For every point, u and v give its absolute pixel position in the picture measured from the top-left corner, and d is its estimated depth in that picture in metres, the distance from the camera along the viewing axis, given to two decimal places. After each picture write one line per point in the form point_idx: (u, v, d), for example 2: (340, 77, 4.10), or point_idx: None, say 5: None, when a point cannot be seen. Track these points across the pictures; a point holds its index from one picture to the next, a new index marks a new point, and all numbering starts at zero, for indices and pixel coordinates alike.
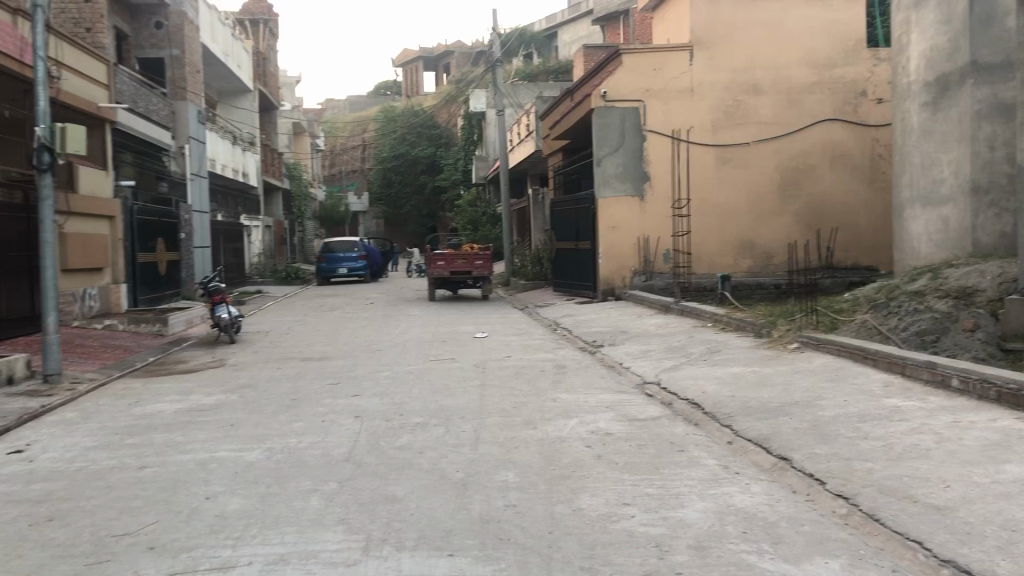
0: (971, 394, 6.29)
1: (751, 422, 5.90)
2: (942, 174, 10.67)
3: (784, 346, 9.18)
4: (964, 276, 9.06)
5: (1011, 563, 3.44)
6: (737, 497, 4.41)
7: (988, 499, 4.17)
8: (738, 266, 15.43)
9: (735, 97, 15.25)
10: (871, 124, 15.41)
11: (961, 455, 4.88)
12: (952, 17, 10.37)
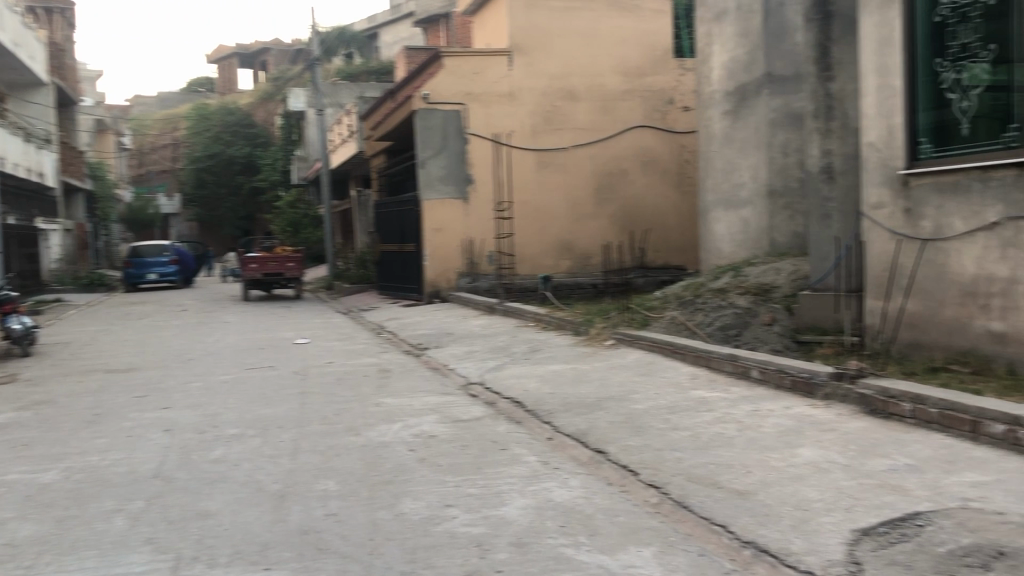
0: (769, 383, 6.75)
1: (570, 418, 6.07)
2: (741, 179, 11.39)
3: (601, 343, 9.50)
4: (762, 274, 9.71)
5: (804, 540, 3.71)
6: (556, 492, 4.52)
7: (784, 481, 4.47)
8: (559, 267, 15.86)
9: (553, 102, 15.64)
10: (678, 131, 16.28)
11: (760, 442, 5.21)
12: (748, 31, 11.16)
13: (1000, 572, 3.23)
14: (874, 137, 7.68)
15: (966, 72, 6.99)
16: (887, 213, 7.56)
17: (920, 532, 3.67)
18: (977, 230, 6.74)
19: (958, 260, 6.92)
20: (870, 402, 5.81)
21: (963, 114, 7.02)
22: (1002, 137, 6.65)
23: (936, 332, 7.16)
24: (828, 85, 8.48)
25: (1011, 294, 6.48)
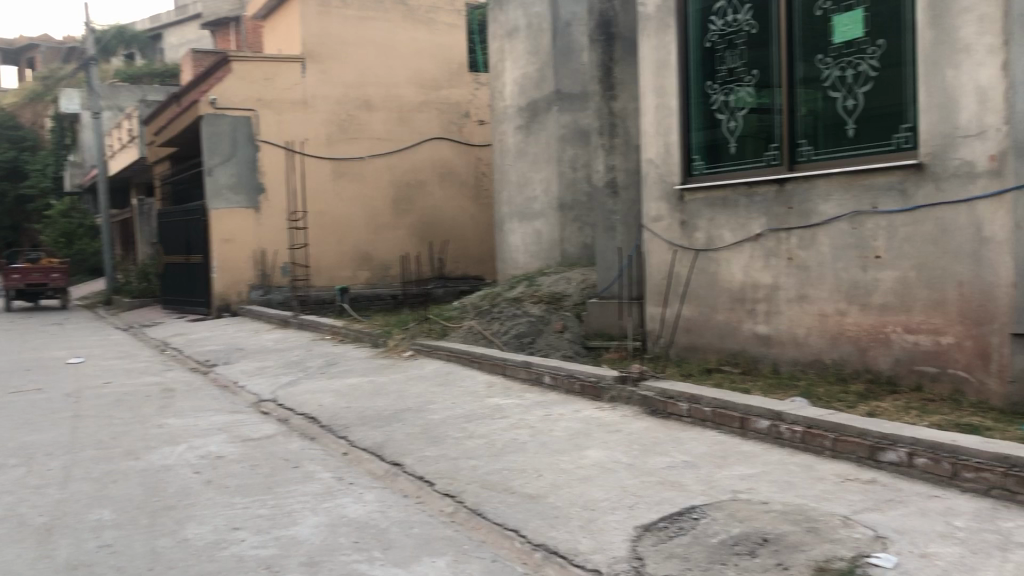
0: (559, 388, 6.98)
1: (366, 431, 5.99)
2: (534, 191, 11.73)
3: (398, 354, 9.47)
4: (554, 283, 10.05)
5: (591, 539, 3.85)
6: (350, 508, 4.45)
7: (572, 483, 4.63)
8: (356, 278, 15.66)
9: (348, 111, 15.48)
10: (474, 143, 16.66)
11: (551, 445, 5.37)
12: (538, 49, 11.54)
13: (765, 558, 3.50)
14: (653, 153, 8.18)
15: (733, 95, 7.54)
16: (666, 225, 8.05)
17: (695, 525, 3.91)
18: (744, 240, 7.29)
19: (728, 269, 7.46)
20: (651, 403, 6.13)
21: (731, 133, 7.56)
22: (764, 155, 7.23)
23: (710, 336, 7.67)
24: (612, 103, 8.93)
25: (774, 299, 7.06)
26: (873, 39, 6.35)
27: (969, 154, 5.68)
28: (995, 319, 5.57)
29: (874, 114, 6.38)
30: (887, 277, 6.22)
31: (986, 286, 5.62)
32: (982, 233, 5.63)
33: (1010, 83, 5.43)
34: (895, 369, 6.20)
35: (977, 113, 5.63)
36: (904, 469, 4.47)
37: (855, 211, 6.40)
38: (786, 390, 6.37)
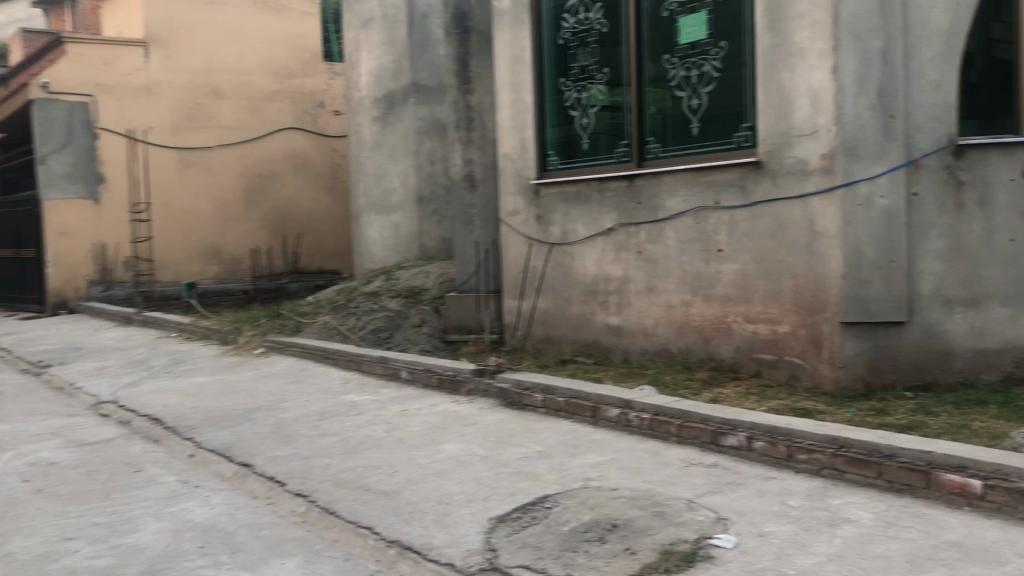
0: (416, 383, 6.94)
1: (214, 432, 5.78)
2: (391, 184, 11.62)
3: (250, 351, 9.18)
4: (412, 277, 9.99)
5: (445, 533, 3.85)
6: (195, 512, 4.27)
7: (428, 478, 4.61)
8: (205, 273, 15.08)
9: (195, 99, 14.88)
10: (329, 134, 16.37)
11: (407, 441, 5.33)
12: (394, 40, 11.43)
13: (613, 543, 3.59)
14: (509, 148, 8.24)
15: (585, 92, 7.69)
16: (522, 219, 8.14)
17: (547, 514, 3.97)
18: (597, 234, 7.46)
19: (582, 262, 7.62)
20: (507, 395, 6.18)
21: (583, 130, 7.71)
22: (615, 152, 7.42)
23: (565, 328, 7.81)
24: (468, 97, 8.94)
25: (625, 292, 7.26)
26: (716, 41, 6.61)
27: (803, 153, 6.01)
28: (827, 308, 5.91)
29: (716, 114, 6.65)
30: (729, 269, 6.50)
31: (818, 277, 5.96)
32: (815, 227, 5.97)
33: (839, 87, 5.78)
34: (736, 357, 6.49)
35: (810, 114, 5.96)
36: (744, 453, 4.69)
37: (700, 206, 6.66)
38: (636, 379, 6.56)
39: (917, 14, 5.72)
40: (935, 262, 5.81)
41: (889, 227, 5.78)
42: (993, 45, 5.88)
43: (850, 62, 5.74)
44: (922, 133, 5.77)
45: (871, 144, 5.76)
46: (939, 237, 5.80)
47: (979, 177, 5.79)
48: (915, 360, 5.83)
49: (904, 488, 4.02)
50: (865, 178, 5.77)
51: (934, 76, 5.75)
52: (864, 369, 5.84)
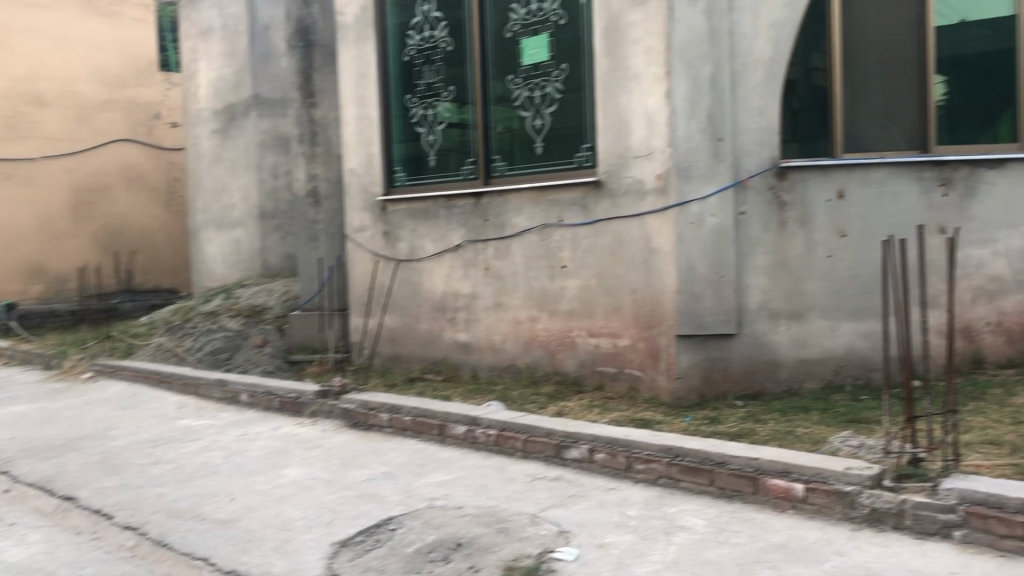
0: (258, 406, 6.72)
1: (33, 464, 5.39)
2: (232, 200, 11.26)
3: (75, 376, 8.62)
4: (253, 296, 9.70)
5: (284, 561, 3.73)
6: (9, 552, 3.97)
7: (268, 504, 4.46)
8: (27, 293, 14.00)
9: (15, 108, 13.76)
10: (165, 146, 15.78)
11: (247, 466, 5.15)
12: (234, 51, 11.09)
13: (458, 562, 3.58)
14: (354, 163, 8.14)
15: (431, 109, 7.71)
16: (368, 236, 8.06)
17: (392, 535, 3.92)
18: (444, 251, 7.48)
19: (429, 279, 7.61)
20: (353, 416, 6.07)
21: (430, 146, 7.73)
22: (462, 169, 7.49)
23: (413, 345, 7.77)
24: (311, 111, 8.77)
25: (473, 308, 7.30)
26: (557, 63, 6.77)
27: (640, 173, 6.24)
28: (663, 322, 6.16)
29: (559, 134, 6.81)
30: (572, 285, 6.65)
31: (655, 292, 6.19)
32: (651, 244, 6.20)
33: (672, 111, 6.04)
34: (580, 371, 6.63)
35: (646, 136, 6.19)
36: (585, 465, 4.80)
37: (543, 224, 6.79)
38: (483, 396, 6.58)
39: (742, 43, 6.06)
40: (761, 277, 6.14)
41: (719, 245, 6.07)
42: (812, 73, 6.29)
43: (682, 87, 6.00)
44: (749, 155, 6.10)
45: (701, 165, 6.05)
46: (765, 254, 6.14)
47: (800, 198, 6.13)
48: (745, 370, 6.13)
49: (734, 494, 4.21)
50: (696, 198, 6.05)
51: (759, 102, 6.10)
52: (698, 380, 6.08)
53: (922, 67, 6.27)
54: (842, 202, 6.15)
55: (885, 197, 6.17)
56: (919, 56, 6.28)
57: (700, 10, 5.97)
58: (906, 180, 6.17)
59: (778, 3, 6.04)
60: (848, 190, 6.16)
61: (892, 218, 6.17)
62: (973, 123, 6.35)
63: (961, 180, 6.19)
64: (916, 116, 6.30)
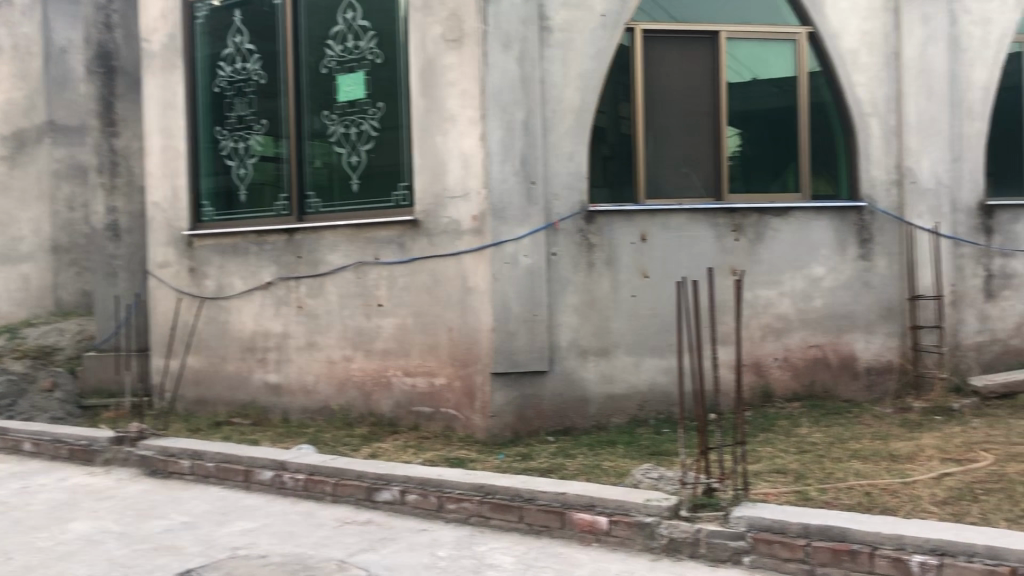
0: (43, 455, 6.21)
1: None
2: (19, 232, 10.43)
3: None
4: (42, 336, 9.02)
5: None
6: None
7: (49, 563, 4.11)
8: None
9: None
10: None
11: (26, 522, 4.72)
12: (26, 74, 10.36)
13: None
14: (159, 196, 7.77)
15: (242, 142, 7.47)
16: (172, 272, 7.69)
17: None
18: (254, 289, 7.25)
19: (238, 318, 7.34)
20: (150, 463, 5.73)
21: (240, 181, 7.48)
22: (275, 205, 7.27)
23: (220, 388, 7.45)
24: (112, 140, 8.31)
25: (284, 348, 7.09)
26: (373, 101, 6.76)
27: (456, 214, 6.31)
28: (478, 360, 6.21)
29: (374, 172, 6.77)
30: (387, 324, 6.61)
31: (470, 331, 6.26)
32: (466, 284, 6.27)
33: (486, 153, 6.15)
34: (395, 412, 6.57)
35: (461, 177, 6.27)
36: (397, 506, 4.74)
37: (359, 261, 6.72)
38: (294, 439, 6.37)
39: (552, 91, 6.31)
40: (571, 315, 6.34)
41: (532, 284, 6.21)
42: (619, 121, 6.60)
43: (496, 130, 6.14)
44: (559, 198, 6.33)
45: (515, 207, 6.19)
46: (574, 294, 6.35)
47: (606, 241, 6.42)
48: (556, 407, 6.27)
49: (542, 529, 4.28)
50: (510, 239, 6.17)
51: (568, 148, 6.35)
52: (512, 417, 6.16)
53: (716, 120, 6.74)
54: (645, 245, 6.48)
55: (684, 241, 6.55)
56: (714, 110, 6.75)
57: (513, 57, 6.16)
58: (702, 225, 6.57)
59: (586, 55, 6.37)
60: (650, 234, 6.49)
61: (690, 260, 6.55)
62: (762, 173, 6.85)
63: (751, 226, 6.66)
64: (712, 165, 6.75)
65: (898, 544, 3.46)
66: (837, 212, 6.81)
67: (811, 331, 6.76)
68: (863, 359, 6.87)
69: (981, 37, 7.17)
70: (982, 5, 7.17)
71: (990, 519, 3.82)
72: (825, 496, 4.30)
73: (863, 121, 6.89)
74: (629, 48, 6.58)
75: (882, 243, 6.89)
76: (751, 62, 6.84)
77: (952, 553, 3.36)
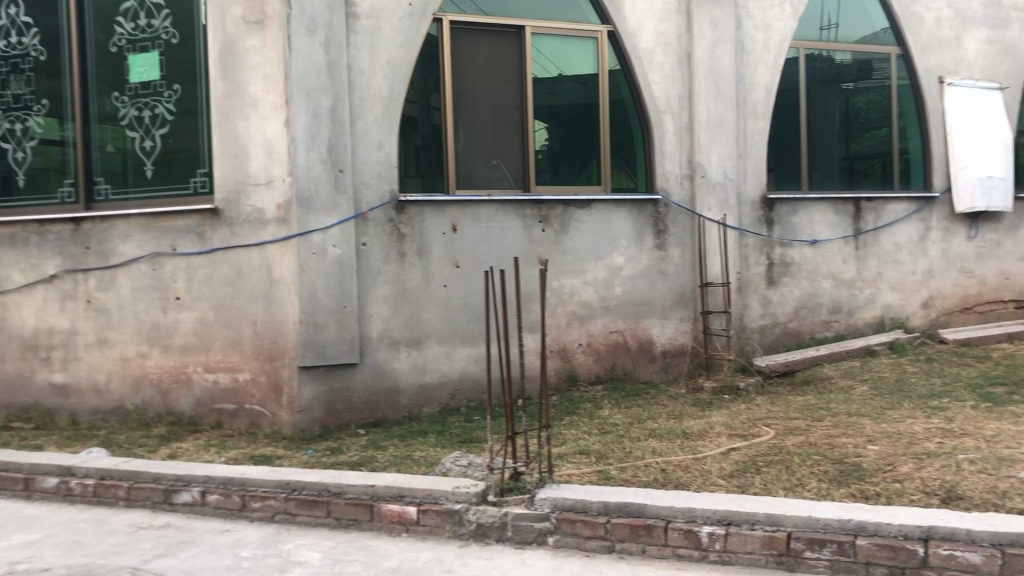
0: None
1: None
2: None
3: None
4: None
5: None
6: None
7: None
8: None
9: None
10: None
11: None
12: None
13: None
14: None
15: (19, 124, 6.86)
16: None
17: None
18: (35, 283, 6.70)
19: (16, 315, 6.76)
20: None
21: (17, 165, 6.87)
22: (60, 191, 6.74)
23: None
24: None
25: (71, 345, 6.61)
26: (168, 83, 6.41)
27: (259, 202, 6.10)
28: (285, 354, 6.04)
29: (172, 158, 6.42)
30: (186, 318, 6.29)
31: (275, 323, 6.08)
32: (272, 275, 6.09)
33: (291, 140, 5.98)
34: (196, 410, 6.28)
35: (265, 164, 6.06)
36: (197, 508, 4.54)
37: (154, 253, 6.36)
38: (83, 443, 5.95)
39: (360, 79, 6.22)
40: (382, 306, 6.28)
41: (340, 275, 6.11)
42: (429, 111, 6.60)
43: (301, 117, 5.98)
44: (368, 188, 6.25)
45: (322, 196, 6.06)
46: (385, 284, 6.30)
47: (417, 231, 6.40)
48: (366, 399, 6.21)
49: (351, 523, 4.22)
50: (318, 228, 6.03)
51: (376, 137, 6.28)
52: (321, 411, 6.05)
53: (523, 113, 6.88)
54: (456, 235, 6.52)
55: (493, 232, 6.64)
56: (520, 102, 6.89)
57: (319, 42, 6.02)
58: (511, 217, 6.69)
59: (393, 43, 6.31)
60: (460, 224, 6.53)
61: (499, 250, 6.65)
62: (567, 166, 7.07)
63: (557, 218, 6.84)
64: (519, 157, 6.89)
65: (689, 517, 3.68)
66: (635, 204, 7.12)
67: (613, 318, 7.06)
68: (660, 343, 7.25)
69: (763, 41, 7.70)
70: (764, 11, 7.69)
71: (770, 489, 4.13)
72: (625, 475, 4.50)
73: (659, 117, 7.23)
74: (437, 38, 6.58)
75: (675, 233, 7.28)
76: (555, 58, 7.03)
77: (737, 522, 3.61)
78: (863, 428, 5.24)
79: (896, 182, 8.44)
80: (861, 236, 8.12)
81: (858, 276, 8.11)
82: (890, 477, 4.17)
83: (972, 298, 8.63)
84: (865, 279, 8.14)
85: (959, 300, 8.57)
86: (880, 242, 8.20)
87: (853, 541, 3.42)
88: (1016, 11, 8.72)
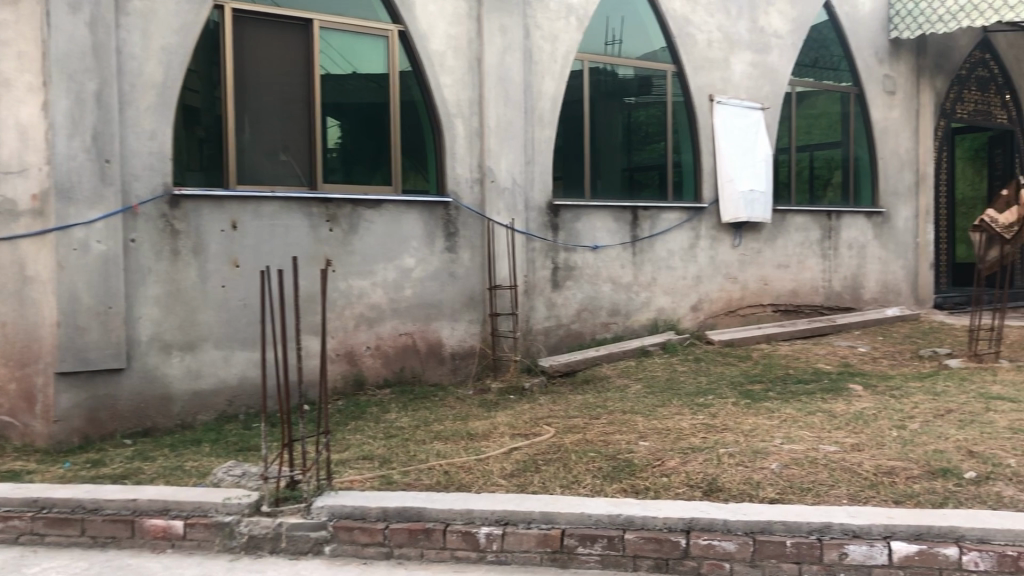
0: None
1: None
2: None
3: None
4: None
5: None
6: None
7: None
8: None
9: None
10: None
11: None
12: None
13: None
14: None
15: None
16: None
17: None
18: None
19: None
20: None
21: None
22: None
23: None
24: None
25: None
26: None
27: (10, 192, 5.54)
28: (40, 359, 5.53)
29: None
30: None
31: (29, 326, 5.54)
32: (25, 272, 5.54)
33: (50, 125, 5.48)
34: None
35: (17, 150, 5.52)
36: None
37: None
38: None
39: (130, 63, 5.79)
40: (152, 307, 5.89)
41: (105, 273, 5.66)
42: (209, 102, 6.26)
43: (62, 101, 5.49)
44: (138, 180, 5.83)
45: (86, 188, 5.60)
46: (156, 284, 5.90)
47: (192, 228, 6.04)
48: (134, 406, 5.80)
49: (108, 541, 3.90)
50: (80, 223, 5.57)
51: (149, 126, 5.88)
52: (81, 421, 5.59)
53: (310, 109, 6.67)
54: (235, 233, 6.21)
55: (276, 230, 6.39)
56: (308, 97, 6.67)
57: (83, 21, 5.55)
58: (295, 215, 6.47)
59: (169, 28, 5.94)
60: (241, 222, 6.23)
61: (281, 249, 6.41)
62: (359, 166, 6.94)
63: (345, 217, 6.69)
64: (306, 153, 6.68)
65: (467, 519, 3.68)
66: (425, 206, 7.09)
67: (401, 320, 6.99)
68: (448, 345, 7.26)
69: (550, 52, 7.91)
70: (552, 22, 7.91)
71: (548, 487, 4.21)
72: (407, 478, 4.45)
73: (449, 120, 7.25)
74: (218, 25, 6.25)
75: (464, 236, 7.32)
76: (345, 54, 6.87)
77: (514, 522, 3.65)
78: (636, 424, 5.49)
79: (670, 194, 8.90)
80: (638, 243, 8.53)
81: (635, 280, 8.51)
82: (658, 471, 4.37)
83: (735, 302, 9.29)
84: (641, 283, 8.56)
85: (725, 303, 9.20)
86: (655, 249, 8.65)
87: (622, 535, 3.55)
88: (776, 38, 9.48)
